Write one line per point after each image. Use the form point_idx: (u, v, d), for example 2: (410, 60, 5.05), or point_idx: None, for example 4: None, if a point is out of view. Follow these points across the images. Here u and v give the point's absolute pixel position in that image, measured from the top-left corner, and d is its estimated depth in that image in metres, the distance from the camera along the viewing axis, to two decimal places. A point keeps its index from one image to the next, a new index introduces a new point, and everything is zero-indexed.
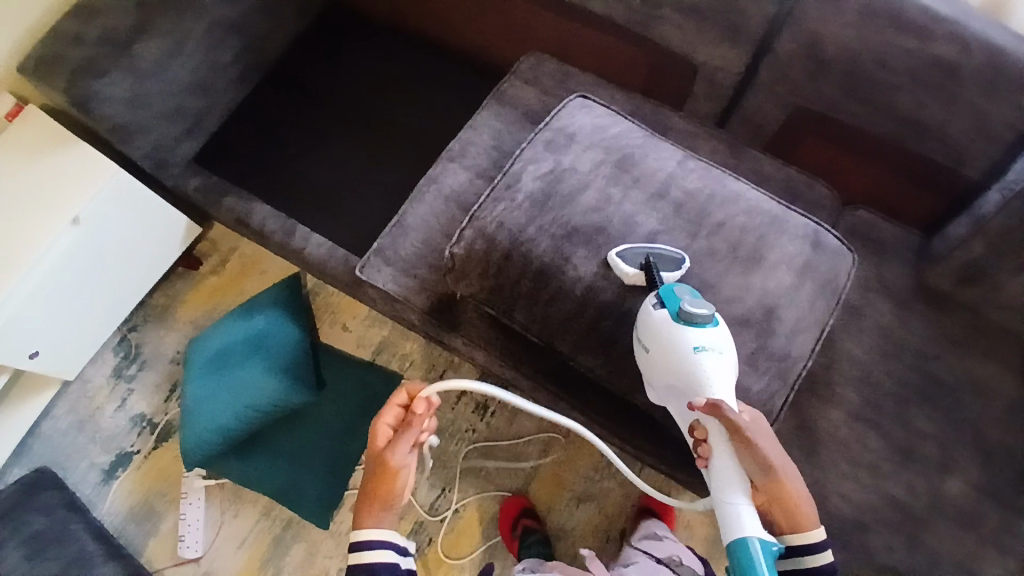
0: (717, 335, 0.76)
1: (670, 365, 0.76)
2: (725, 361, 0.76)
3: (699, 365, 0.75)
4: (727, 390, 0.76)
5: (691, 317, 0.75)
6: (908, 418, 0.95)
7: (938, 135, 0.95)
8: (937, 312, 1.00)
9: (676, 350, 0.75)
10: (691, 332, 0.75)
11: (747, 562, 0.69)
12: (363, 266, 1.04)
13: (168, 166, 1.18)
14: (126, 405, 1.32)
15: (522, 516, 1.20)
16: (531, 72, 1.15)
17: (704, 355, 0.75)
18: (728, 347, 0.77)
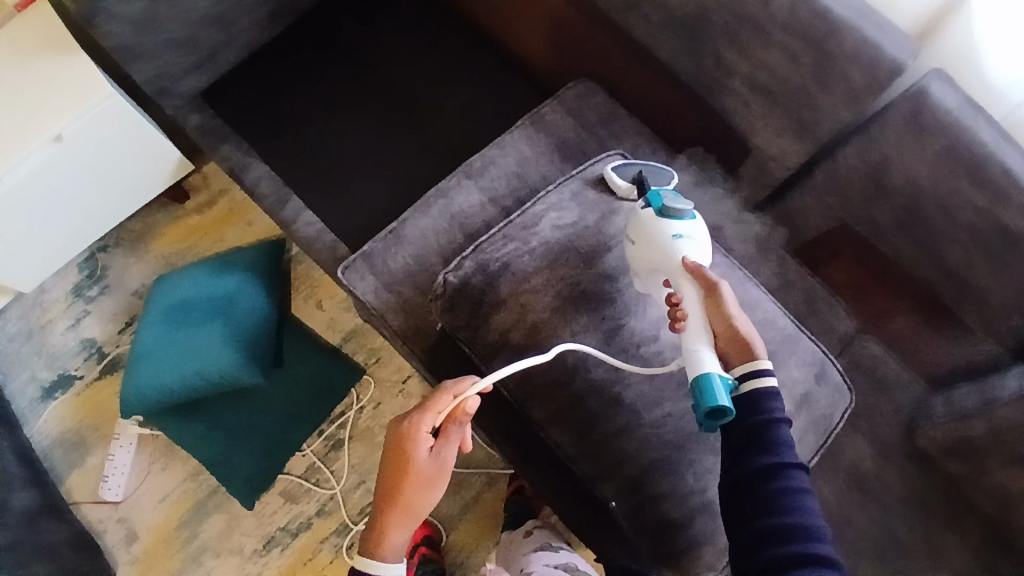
0: (695, 226, 0.79)
1: (651, 248, 0.79)
2: (704, 250, 0.78)
3: (679, 247, 0.77)
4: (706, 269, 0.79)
5: (670, 210, 0.79)
6: (855, 571, 0.91)
7: (978, 298, 0.89)
8: (917, 471, 0.96)
9: (658, 234, 0.78)
10: (673, 221, 0.78)
11: (708, 392, 0.68)
12: (346, 267, 0.97)
13: (169, 96, 1.09)
14: (78, 325, 1.27)
15: (421, 545, 1.16)
16: (576, 101, 1.05)
17: (684, 241, 0.77)
18: (705, 238, 0.79)
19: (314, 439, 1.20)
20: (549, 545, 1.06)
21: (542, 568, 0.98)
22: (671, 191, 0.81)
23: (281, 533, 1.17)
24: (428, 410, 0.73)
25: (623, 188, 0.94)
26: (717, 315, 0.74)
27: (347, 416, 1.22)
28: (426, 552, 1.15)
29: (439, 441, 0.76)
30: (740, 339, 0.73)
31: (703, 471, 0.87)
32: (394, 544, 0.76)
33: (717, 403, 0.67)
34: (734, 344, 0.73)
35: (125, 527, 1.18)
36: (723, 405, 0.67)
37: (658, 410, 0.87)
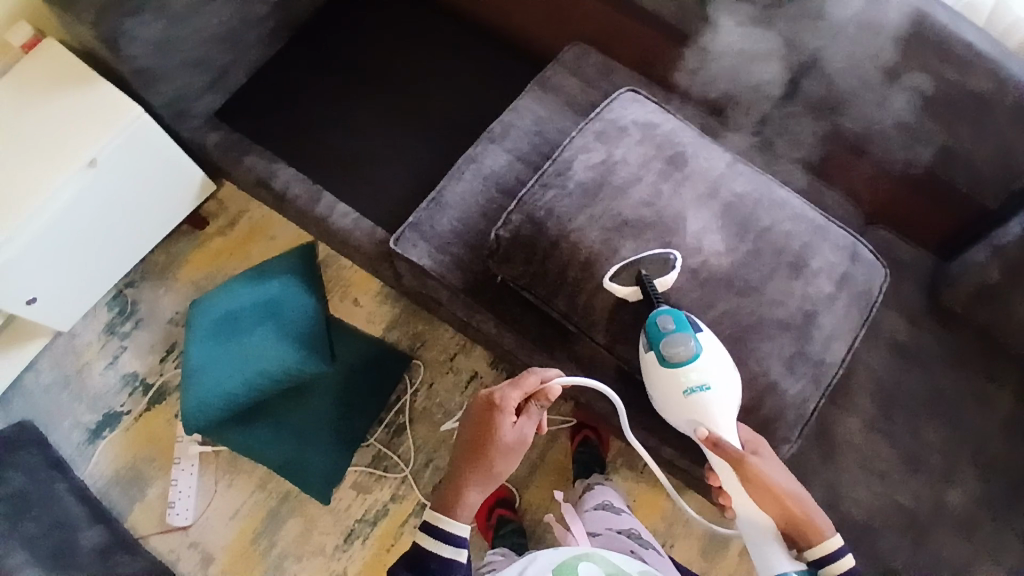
0: (702, 371, 0.82)
1: (671, 408, 0.85)
2: (719, 398, 0.82)
3: (694, 405, 0.82)
4: (731, 411, 0.84)
5: (671, 361, 0.83)
6: (917, 429, 0.99)
7: (967, 162, 0.99)
8: (950, 332, 1.04)
9: (674, 391, 0.83)
10: (683, 370, 0.83)
11: None
12: (398, 240, 1.02)
13: (187, 117, 1.16)
14: (117, 362, 1.27)
15: (496, 507, 1.21)
16: (575, 61, 1.17)
17: (698, 396, 0.82)
18: (716, 364, 0.83)
19: (375, 429, 1.22)
20: (611, 507, 1.09)
21: (606, 533, 1.03)
22: (670, 323, 0.84)
23: (361, 524, 1.17)
24: (519, 386, 0.78)
25: (621, 293, 0.90)
26: (755, 488, 0.81)
27: (403, 400, 1.24)
28: (502, 513, 1.20)
29: (520, 418, 0.80)
30: (792, 517, 0.81)
31: (763, 356, 0.89)
32: (467, 506, 0.80)
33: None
34: (791, 525, 0.82)
35: (199, 551, 1.16)
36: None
37: (712, 311, 0.89)
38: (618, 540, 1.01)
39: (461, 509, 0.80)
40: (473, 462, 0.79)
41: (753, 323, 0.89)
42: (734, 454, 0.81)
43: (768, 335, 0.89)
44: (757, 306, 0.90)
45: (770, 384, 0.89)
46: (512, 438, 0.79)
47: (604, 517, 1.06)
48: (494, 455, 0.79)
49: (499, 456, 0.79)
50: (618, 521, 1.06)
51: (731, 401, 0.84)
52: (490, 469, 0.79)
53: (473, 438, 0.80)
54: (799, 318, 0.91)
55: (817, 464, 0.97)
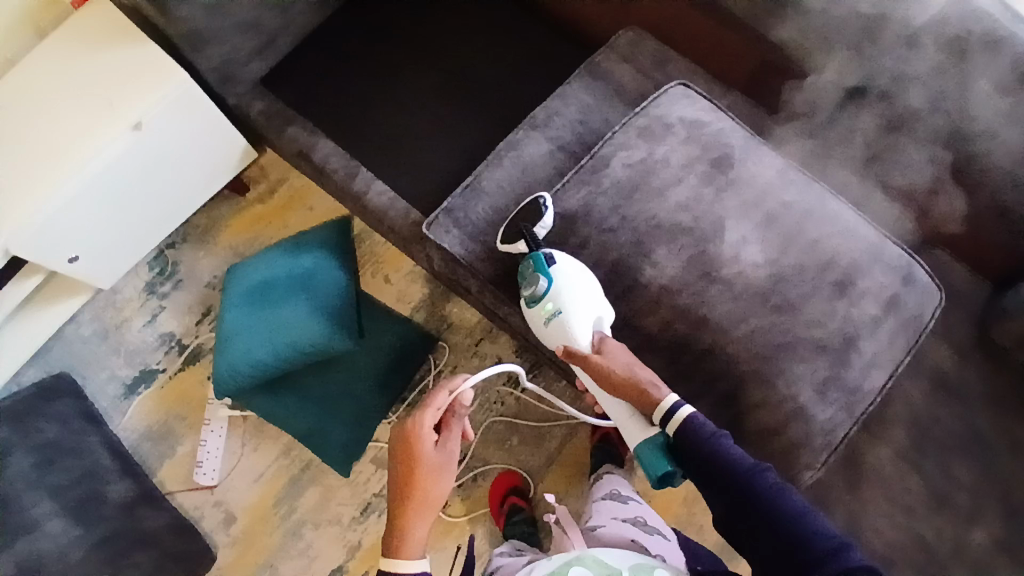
0: (552, 299, 0.85)
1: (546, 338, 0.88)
2: (566, 319, 0.83)
3: (551, 332, 0.85)
4: (586, 328, 0.83)
5: (529, 294, 0.87)
6: (948, 465, 0.95)
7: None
8: (997, 366, 0.99)
9: (539, 324, 0.87)
10: (539, 304, 0.86)
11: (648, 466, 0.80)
12: (430, 224, 1.02)
13: (234, 83, 1.16)
14: (156, 321, 1.30)
15: (509, 494, 1.22)
16: (628, 48, 1.12)
17: (552, 321, 0.84)
18: (570, 286, 0.84)
19: (398, 407, 1.24)
20: (616, 497, 1.06)
21: (610, 524, 1.00)
22: (531, 264, 0.88)
23: (377, 498, 1.20)
24: (431, 403, 0.81)
25: (511, 249, 0.95)
26: (599, 379, 0.81)
27: (427, 380, 1.25)
28: (514, 501, 1.21)
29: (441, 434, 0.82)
30: (636, 394, 0.79)
31: (793, 379, 0.86)
32: (413, 539, 0.79)
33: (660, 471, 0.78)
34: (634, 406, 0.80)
35: (223, 510, 1.20)
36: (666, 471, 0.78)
37: (743, 325, 0.87)
38: (622, 528, 0.99)
39: (409, 544, 0.78)
40: (408, 493, 0.79)
41: (787, 342, 0.86)
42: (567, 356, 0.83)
43: (802, 356, 0.86)
44: (791, 326, 0.86)
45: (797, 408, 0.86)
46: (438, 456, 0.80)
47: (607, 507, 1.04)
48: (425, 479, 0.79)
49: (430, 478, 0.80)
50: (619, 509, 1.03)
51: (583, 319, 0.83)
52: (422, 495, 0.79)
53: (403, 470, 0.80)
54: (836, 341, 0.87)
55: (841, 492, 0.95)
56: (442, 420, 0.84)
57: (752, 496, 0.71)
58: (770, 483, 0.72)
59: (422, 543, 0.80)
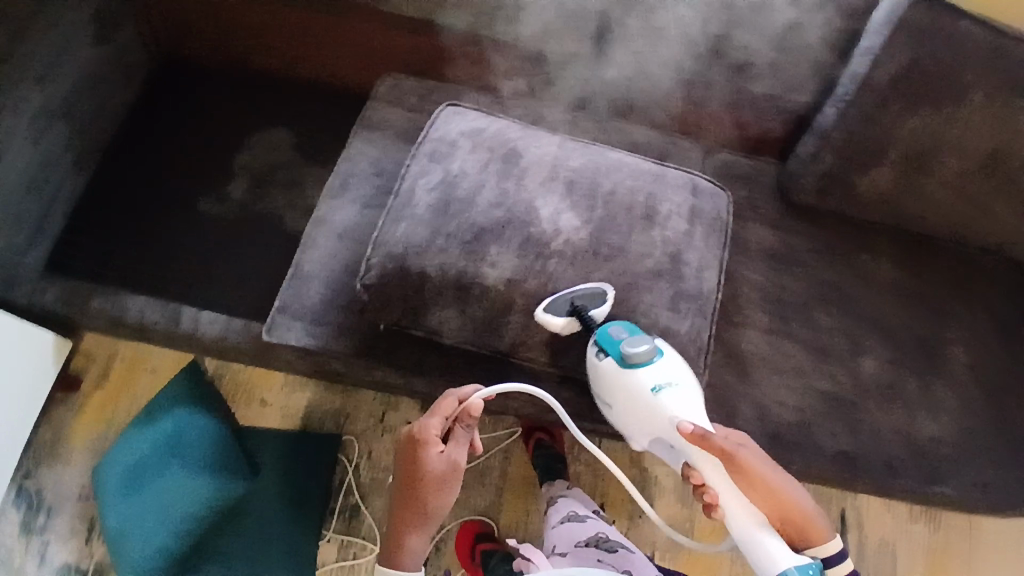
0: (665, 369, 0.84)
1: (638, 410, 0.84)
2: (685, 391, 0.84)
3: (660, 403, 0.82)
4: (702, 415, 0.84)
5: (634, 359, 0.84)
6: (813, 318, 1.04)
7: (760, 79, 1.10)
8: (809, 221, 1.10)
9: (639, 397, 0.83)
10: (644, 373, 0.83)
11: None
12: (271, 329, 0.99)
13: (19, 282, 1.07)
14: (48, 557, 1.15)
15: (478, 542, 1.17)
16: (390, 93, 1.15)
17: (662, 392, 0.83)
18: (681, 371, 0.85)
19: (330, 520, 1.16)
20: (576, 517, 1.08)
21: (573, 550, 1.02)
22: (625, 330, 0.86)
23: None
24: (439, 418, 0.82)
25: (557, 329, 0.89)
26: (749, 481, 0.81)
27: (348, 480, 1.19)
28: (485, 547, 1.16)
29: (448, 445, 0.84)
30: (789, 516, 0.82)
31: (647, 307, 0.92)
32: (409, 549, 0.89)
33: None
34: (785, 521, 0.83)
35: None
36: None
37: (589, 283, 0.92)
38: (586, 552, 1.02)
39: (405, 553, 0.89)
40: (412, 503, 0.86)
41: (629, 282, 0.92)
42: (725, 447, 0.80)
43: (646, 287, 0.93)
44: (625, 266, 0.93)
45: (663, 329, 0.91)
46: (442, 469, 0.84)
47: (566, 535, 1.06)
48: (429, 491, 0.84)
49: (434, 490, 0.85)
50: (579, 531, 1.06)
51: (693, 404, 0.84)
52: (426, 505, 0.86)
53: (405, 479, 0.85)
54: (665, 263, 0.95)
55: (737, 385, 0.99)
56: (450, 428, 0.85)
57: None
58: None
59: (423, 544, 0.90)
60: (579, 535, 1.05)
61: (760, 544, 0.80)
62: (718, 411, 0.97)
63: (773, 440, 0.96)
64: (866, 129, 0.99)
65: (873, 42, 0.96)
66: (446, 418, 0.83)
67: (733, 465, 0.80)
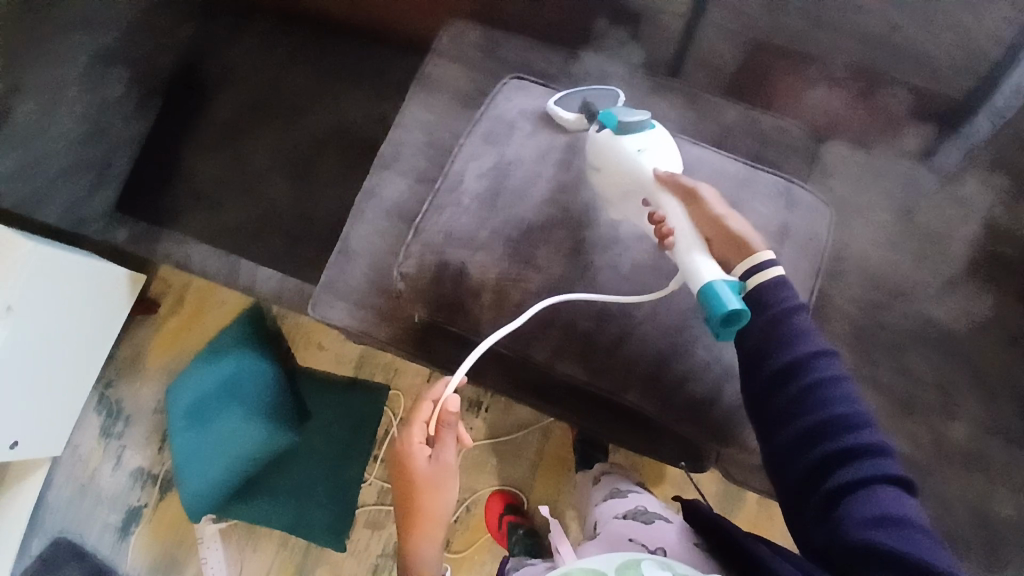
0: (656, 135, 0.76)
1: (617, 168, 0.76)
2: (671, 157, 0.76)
3: (642, 159, 0.74)
4: (677, 165, 0.76)
5: (628, 126, 0.75)
6: (907, 365, 0.90)
7: None
8: (925, 247, 0.93)
9: (620, 155, 0.75)
10: (630, 137, 0.75)
11: (714, 299, 0.65)
12: (315, 303, 0.98)
13: (87, 223, 1.11)
14: (122, 462, 1.30)
15: (505, 513, 1.20)
16: (452, 46, 1.03)
17: (646, 152, 0.75)
18: (669, 141, 0.77)
19: (372, 466, 1.22)
20: (618, 494, 1.03)
21: (610, 524, 0.96)
22: (620, 105, 0.77)
23: (383, 557, 1.19)
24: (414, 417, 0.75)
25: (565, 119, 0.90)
26: (702, 214, 0.72)
27: (392, 433, 1.22)
28: (511, 519, 1.19)
29: (437, 447, 0.75)
30: (731, 237, 0.72)
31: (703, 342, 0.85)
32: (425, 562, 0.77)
33: (726, 307, 0.64)
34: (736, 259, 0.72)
35: None
36: (732, 306, 0.63)
37: (645, 306, 0.86)
38: (620, 527, 0.93)
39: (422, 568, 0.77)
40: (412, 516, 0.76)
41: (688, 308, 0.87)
42: (685, 184, 0.73)
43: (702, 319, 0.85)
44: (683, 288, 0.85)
45: None
46: (430, 474, 0.75)
47: (605, 506, 1.02)
48: (422, 500, 0.75)
49: (431, 498, 0.75)
50: (616, 505, 1.00)
51: (674, 159, 0.76)
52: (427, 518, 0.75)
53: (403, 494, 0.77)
54: None
55: None
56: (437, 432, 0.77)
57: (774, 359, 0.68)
58: (821, 376, 0.66)
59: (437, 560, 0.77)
60: (617, 508, 0.99)
61: (695, 263, 0.68)
62: None
63: None
64: None
65: None
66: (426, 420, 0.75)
67: (687, 198, 0.73)
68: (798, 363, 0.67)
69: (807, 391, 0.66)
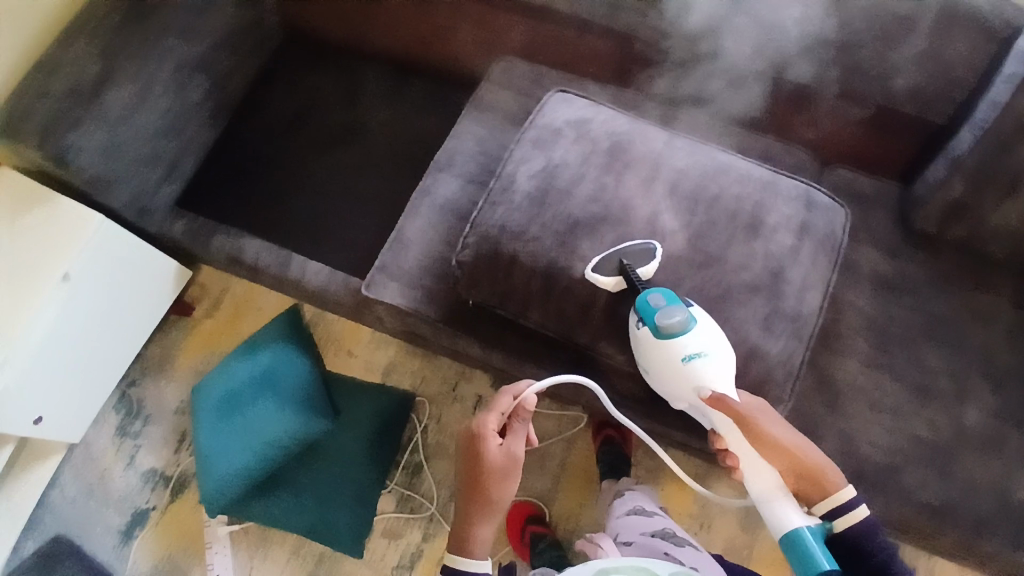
0: (699, 336, 0.79)
1: (669, 378, 0.80)
2: (719, 360, 0.79)
3: (695, 370, 0.78)
4: (727, 372, 0.79)
5: (670, 329, 0.78)
6: (919, 356, 0.98)
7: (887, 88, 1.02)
8: (926, 252, 1.04)
9: (671, 364, 0.79)
10: (681, 339, 0.78)
11: (807, 557, 0.72)
12: (369, 285, 1.04)
13: (149, 214, 1.21)
14: (135, 462, 1.27)
15: (528, 524, 1.19)
16: (503, 75, 1.19)
17: (697, 360, 0.78)
18: (716, 339, 0.79)
19: (393, 472, 1.22)
20: (643, 512, 1.04)
21: (638, 539, 0.98)
22: (661, 297, 0.80)
23: (398, 570, 1.16)
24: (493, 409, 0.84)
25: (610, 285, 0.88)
26: (764, 446, 0.78)
27: (416, 440, 1.24)
28: (535, 530, 1.18)
29: (507, 438, 0.85)
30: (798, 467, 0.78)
31: (739, 322, 0.88)
32: (480, 540, 0.83)
33: (820, 569, 0.71)
34: (800, 478, 0.79)
35: None
36: (827, 566, 0.70)
37: (680, 289, 0.90)
38: (652, 543, 0.96)
39: (475, 544, 0.83)
40: (476, 493, 0.83)
41: (723, 294, 0.89)
42: (741, 411, 0.77)
43: (739, 300, 0.90)
44: (722, 275, 0.90)
45: (752, 348, 0.88)
46: (501, 460, 0.83)
47: (629, 522, 1.02)
48: (490, 482, 0.83)
49: (496, 480, 0.83)
50: (642, 523, 1.01)
51: (724, 359, 0.80)
52: (491, 497, 0.83)
53: (468, 474, 0.84)
54: (766, 278, 0.91)
55: (825, 415, 0.96)
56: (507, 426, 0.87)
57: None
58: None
59: (490, 542, 0.84)
60: (643, 525, 1.01)
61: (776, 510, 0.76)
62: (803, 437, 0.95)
63: (859, 478, 0.93)
64: (998, 159, 0.92)
65: (1014, 68, 0.91)
66: (503, 413, 0.85)
67: (747, 429, 0.78)
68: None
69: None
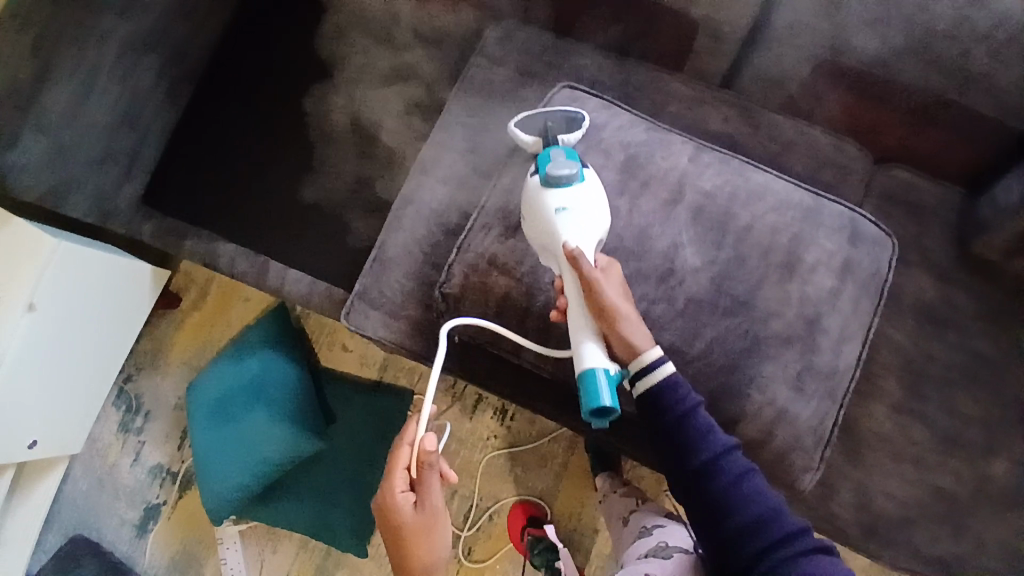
0: (581, 194, 0.71)
1: (535, 225, 0.72)
2: (588, 223, 0.70)
3: (557, 224, 0.70)
4: (591, 236, 0.71)
5: (556, 179, 0.71)
6: (955, 402, 0.88)
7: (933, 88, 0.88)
8: (980, 278, 0.91)
9: (541, 213, 0.71)
10: (557, 188, 0.71)
11: (590, 390, 0.63)
12: (349, 311, 0.95)
13: (116, 215, 1.09)
14: (141, 457, 1.28)
15: (528, 525, 1.19)
16: (499, 48, 1.00)
17: (564, 215, 0.70)
18: (595, 205, 0.71)
19: None
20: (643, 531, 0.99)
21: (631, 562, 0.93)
22: (561, 152, 0.73)
23: None
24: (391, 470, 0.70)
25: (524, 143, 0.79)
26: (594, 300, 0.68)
27: None
28: (535, 531, 1.18)
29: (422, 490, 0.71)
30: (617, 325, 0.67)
31: (765, 382, 0.78)
32: None
33: (598, 403, 0.62)
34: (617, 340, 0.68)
35: None
36: (605, 404, 0.62)
37: (699, 340, 0.77)
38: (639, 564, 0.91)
39: None
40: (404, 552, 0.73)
41: (746, 350, 0.78)
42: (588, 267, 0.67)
43: (771, 353, 0.78)
44: (748, 324, 0.78)
45: (779, 412, 0.78)
46: (420, 519, 0.71)
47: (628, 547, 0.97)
48: (414, 543, 0.72)
49: (420, 539, 0.72)
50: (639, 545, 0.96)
51: (594, 225, 0.71)
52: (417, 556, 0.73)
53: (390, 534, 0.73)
54: (800, 327, 0.79)
55: (846, 466, 0.88)
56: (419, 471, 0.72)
57: (697, 454, 0.69)
58: (739, 467, 0.69)
59: None
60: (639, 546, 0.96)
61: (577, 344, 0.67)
62: (817, 488, 0.88)
63: (870, 532, 0.87)
64: None
65: None
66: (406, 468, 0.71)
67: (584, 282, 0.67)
68: (717, 460, 0.68)
69: (730, 489, 0.68)
